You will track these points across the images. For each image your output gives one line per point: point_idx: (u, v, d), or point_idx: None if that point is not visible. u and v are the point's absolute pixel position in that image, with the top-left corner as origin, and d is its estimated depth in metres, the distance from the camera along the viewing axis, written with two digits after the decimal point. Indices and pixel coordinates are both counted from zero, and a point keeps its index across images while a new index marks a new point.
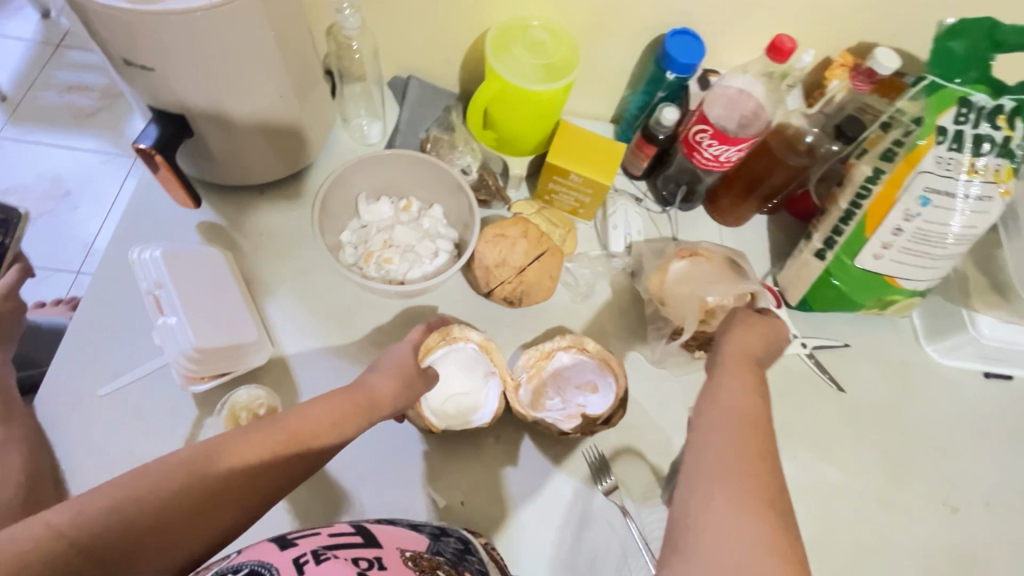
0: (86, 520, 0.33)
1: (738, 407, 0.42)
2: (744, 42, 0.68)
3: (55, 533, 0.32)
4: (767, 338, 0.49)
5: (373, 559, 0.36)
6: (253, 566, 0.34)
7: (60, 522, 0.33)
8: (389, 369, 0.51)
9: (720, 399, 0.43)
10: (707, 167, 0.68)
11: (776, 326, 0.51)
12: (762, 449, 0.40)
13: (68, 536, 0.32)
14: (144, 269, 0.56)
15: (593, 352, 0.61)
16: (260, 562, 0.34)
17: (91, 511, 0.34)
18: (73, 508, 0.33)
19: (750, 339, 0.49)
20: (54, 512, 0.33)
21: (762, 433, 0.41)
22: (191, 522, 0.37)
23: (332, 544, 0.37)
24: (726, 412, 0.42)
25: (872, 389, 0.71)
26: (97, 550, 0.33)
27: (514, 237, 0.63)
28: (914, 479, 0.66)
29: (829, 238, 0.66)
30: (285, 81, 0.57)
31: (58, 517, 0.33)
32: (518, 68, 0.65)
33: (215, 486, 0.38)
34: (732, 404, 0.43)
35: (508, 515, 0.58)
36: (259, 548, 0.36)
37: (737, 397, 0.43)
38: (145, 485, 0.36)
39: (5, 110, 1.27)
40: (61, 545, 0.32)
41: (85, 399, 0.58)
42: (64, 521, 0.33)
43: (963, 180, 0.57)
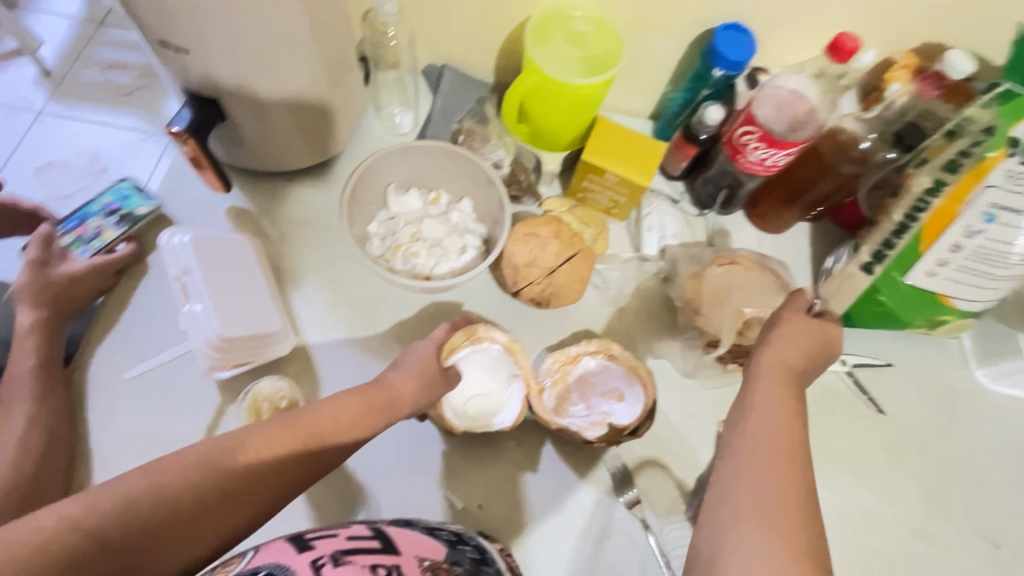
0: (101, 511, 0.32)
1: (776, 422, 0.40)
2: (798, 39, 0.64)
3: (71, 524, 0.31)
4: (809, 350, 0.47)
5: (391, 567, 0.35)
6: (270, 568, 0.33)
7: (75, 512, 0.32)
8: (409, 369, 0.50)
9: (752, 414, 0.41)
10: (751, 171, 0.64)
11: (827, 330, 0.49)
12: (798, 479, 0.37)
13: (84, 528, 0.31)
14: (172, 253, 0.55)
15: (622, 359, 0.59)
16: (278, 565, 0.33)
17: (107, 504, 0.33)
18: (87, 500, 0.33)
19: (787, 344, 0.46)
20: (68, 502, 0.32)
21: (797, 482, 0.37)
22: (206, 520, 0.37)
23: (351, 550, 0.36)
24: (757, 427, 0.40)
25: (915, 412, 0.67)
26: (112, 543, 0.32)
27: (545, 237, 0.61)
28: (956, 510, 0.63)
29: (879, 251, 0.62)
30: (318, 66, 0.56)
31: (72, 507, 0.32)
32: (559, 60, 0.63)
33: (232, 482, 0.38)
34: (770, 423, 0.40)
35: (526, 521, 0.56)
36: (273, 550, 0.35)
37: (777, 414, 0.40)
38: (163, 478, 0.35)
39: (49, 86, 1.29)
40: (76, 536, 0.31)
41: (112, 380, 0.58)
42: (79, 511, 0.32)
43: None
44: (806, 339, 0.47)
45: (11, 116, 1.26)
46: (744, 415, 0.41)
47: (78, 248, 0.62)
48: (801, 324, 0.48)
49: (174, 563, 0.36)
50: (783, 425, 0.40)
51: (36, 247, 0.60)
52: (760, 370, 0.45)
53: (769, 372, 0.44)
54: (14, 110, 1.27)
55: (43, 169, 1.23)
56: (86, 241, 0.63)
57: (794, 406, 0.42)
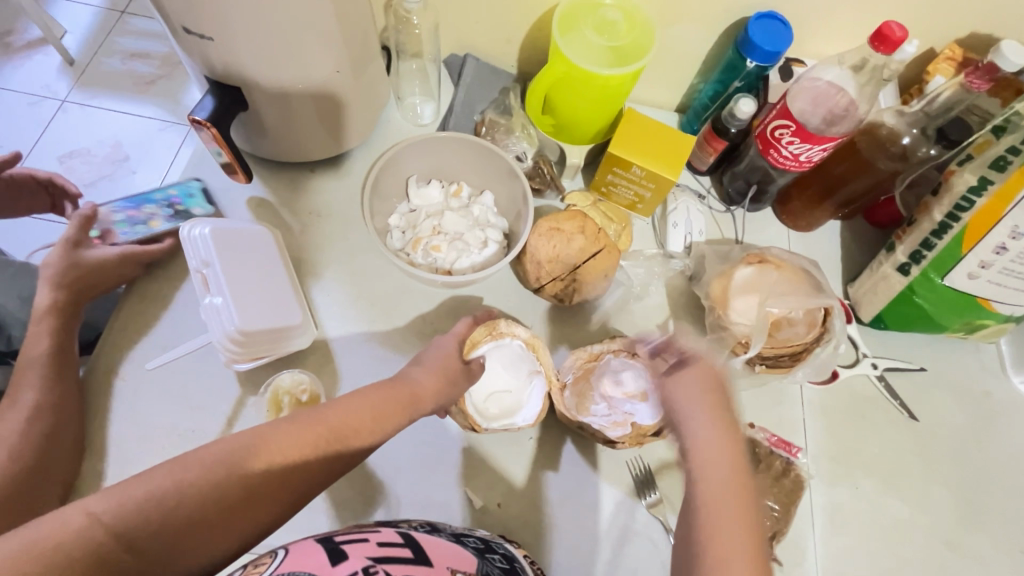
0: (124, 510, 0.33)
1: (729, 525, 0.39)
2: (837, 29, 0.62)
3: (95, 521, 0.32)
4: (710, 397, 0.45)
5: None
6: None
7: (99, 510, 0.32)
8: (433, 366, 0.51)
9: (697, 503, 0.41)
10: (783, 166, 0.62)
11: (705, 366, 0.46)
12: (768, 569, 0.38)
13: (107, 526, 0.32)
14: (193, 246, 0.54)
15: (644, 357, 0.56)
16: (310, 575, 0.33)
17: (131, 503, 0.33)
18: (111, 498, 0.33)
19: (691, 422, 0.44)
20: (92, 499, 0.32)
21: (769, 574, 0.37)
22: (230, 519, 0.37)
23: (382, 559, 0.37)
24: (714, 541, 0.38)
25: (949, 419, 0.65)
26: (135, 541, 0.33)
27: (571, 232, 0.59)
28: (991, 522, 0.61)
29: (917, 252, 0.60)
30: (342, 55, 0.55)
31: (96, 504, 0.32)
32: (586, 50, 0.61)
33: (255, 482, 0.38)
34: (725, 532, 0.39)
35: (546, 522, 0.55)
36: (305, 555, 0.36)
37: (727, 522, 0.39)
38: (186, 477, 0.36)
39: (72, 75, 1.30)
40: (100, 533, 0.32)
41: (133, 371, 0.58)
42: (103, 509, 0.32)
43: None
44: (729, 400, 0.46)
45: (36, 104, 1.27)
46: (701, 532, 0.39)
47: (122, 228, 0.63)
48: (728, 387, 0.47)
49: (198, 558, 0.36)
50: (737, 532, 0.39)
51: (74, 227, 0.60)
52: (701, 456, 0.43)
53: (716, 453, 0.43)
54: (39, 98, 1.28)
55: (67, 157, 1.24)
56: (130, 224, 0.63)
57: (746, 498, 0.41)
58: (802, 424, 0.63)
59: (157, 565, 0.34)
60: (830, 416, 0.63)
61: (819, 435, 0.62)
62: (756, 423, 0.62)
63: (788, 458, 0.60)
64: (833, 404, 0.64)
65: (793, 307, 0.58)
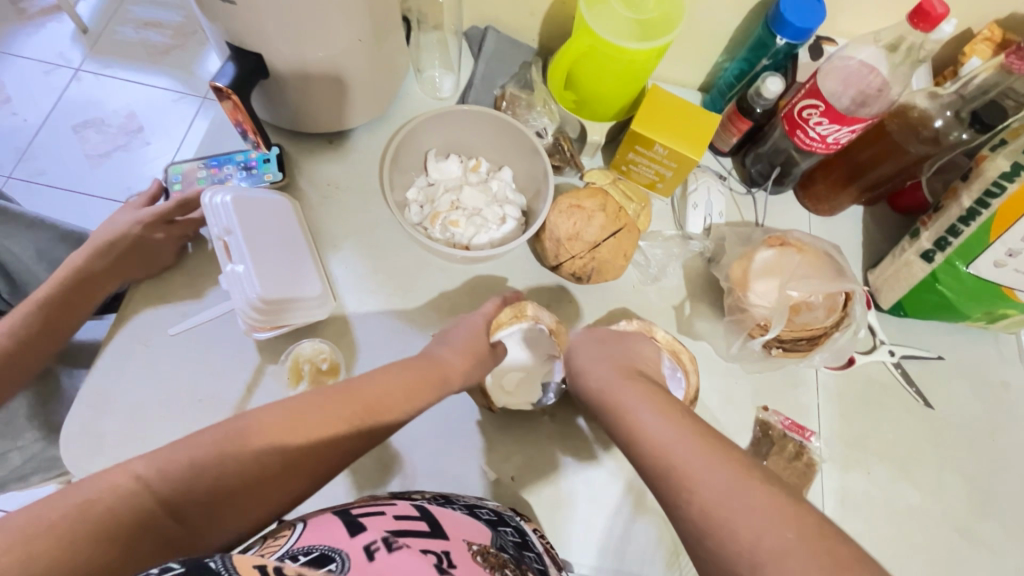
0: (169, 474, 0.35)
1: (652, 410, 0.42)
2: (873, 7, 0.60)
3: (141, 484, 0.34)
4: (606, 342, 0.53)
5: (443, 551, 0.36)
6: (323, 549, 0.33)
7: (145, 473, 0.34)
8: (459, 347, 0.52)
9: (618, 398, 0.45)
10: (810, 148, 0.61)
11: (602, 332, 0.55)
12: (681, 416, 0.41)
13: (152, 490, 0.34)
14: (215, 213, 0.53)
15: (662, 342, 0.58)
16: (330, 547, 0.33)
17: (176, 468, 0.35)
18: (157, 462, 0.35)
19: (589, 357, 0.51)
20: (137, 462, 0.34)
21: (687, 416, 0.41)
22: (268, 487, 0.39)
23: (400, 532, 0.37)
24: (639, 415, 0.42)
25: (965, 408, 0.64)
26: (176, 506, 0.35)
27: (591, 210, 0.59)
28: (1002, 511, 0.61)
29: (942, 238, 0.59)
30: (364, 23, 0.53)
31: (142, 468, 0.34)
32: (611, 23, 0.60)
33: (291, 455, 0.40)
34: (632, 407, 0.43)
35: (560, 496, 0.56)
36: (324, 530, 0.36)
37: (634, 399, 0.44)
38: (229, 448, 0.37)
39: (86, 43, 1.29)
40: (147, 497, 0.34)
41: (154, 337, 0.58)
42: (149, 473, 0.34)
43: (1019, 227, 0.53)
44: (615, 343, 0.53)
45: (50, 73, 1.27)
46: (631, 433, 0.41)
47: (201, 185, 0.63)
48: (601, 331, 0.55)
49: (231, 532, 0.38)
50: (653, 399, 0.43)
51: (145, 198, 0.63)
52: (602, 374, 0.48)
53: (609, 368, 0.49)
54: (53, 67, 1.27)
55: (81, 127, 1.24)
56: (210, 182, 0.63)
57: (655, 391, 0.44)
58: (817, 409, 0.62)
59: (198, 530, 0.36)
60: (845, 402, 0.63)
61: (832, 420, 0.62)
62: (770, 406, 0.62)
63: (800, 442, 0.60)
64: (849, 389, 0.64)
65: (815, 291, 0.57)
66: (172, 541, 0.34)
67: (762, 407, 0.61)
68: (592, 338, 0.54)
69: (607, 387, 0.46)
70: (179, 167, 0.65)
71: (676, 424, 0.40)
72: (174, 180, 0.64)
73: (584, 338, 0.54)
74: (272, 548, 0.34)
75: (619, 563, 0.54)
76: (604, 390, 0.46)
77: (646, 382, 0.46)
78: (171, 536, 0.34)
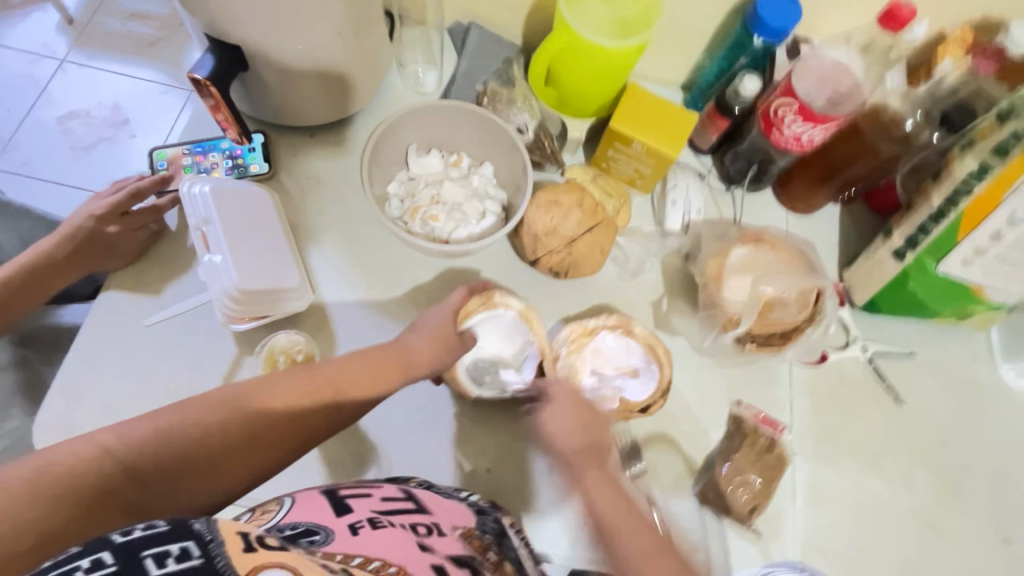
0: (130, 442, 0.35)
1: (604, 490, 0.47)
2: (849, 8, 0.60)
3: (104, 451, 0.34)
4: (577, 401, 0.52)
5: (430, 526, 0.39)
6: (310, 525, 0.34)
7: (106, 441, 0.34)
8: (426, 332, 0.52)
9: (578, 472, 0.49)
10: (785, 146, 0.61)
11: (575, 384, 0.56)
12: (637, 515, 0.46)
13: (115, 456, 0.34)
14: (192, 203, 0.54)
15: (639, 335, 0.59)
16: (317, 524, 0.34)
17: (137, 437, 0.36)
18: (118, 430, 0.35)
19: (558, 414, 0.51)
20: (101, 432, 0.35)
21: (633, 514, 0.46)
22: (234, 461, 0.40)
23: (387, 512, 0.38)
24: (594, 495, 0.47)
25: (935, 404, 0.66)
26: (139, 474, 0.35)
27: (568, 205, 0.59)
28: (968, 503, 0.62)
29: (914, 236, 0.60)
30: (343, 17, 0.53)
31: (105, 437, 0.35)
32: (591, 20, 0.60)
33: (256, 430, 0.40)
34: (593, 489, 0.47)
35: (534, 487, 0.57)
36: (312, 507, 0.37)
37: (597, 484, 0.48)
38: (190, 417, 0.38)
39: (71, 33, 1.28)
40: (108, 463, 0.34)
41: (131, 326, 0.58)
42: (110, 440, 0.35)
43: (992, 225, 0.54)
44: (588, 410, 0.52)
45: (35, 63, 1.26)
46: (590, 512, 0.47)
47: (186, 173, 0.63)
48: (578, 389, 0.53)
49: (194, 506, 0.39)
50: (610, 487, 0.48)
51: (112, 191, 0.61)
52: (563, 443, 0.50)
53: (570, 432, 0.50)
54: (38, 57, 1.26)
55: (65, 118, 1.23)
56: (196, 170, 0.63)
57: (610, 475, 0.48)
58: (790, 403, 0.63)
59: (162, 501, 0.37)
60: (816, 395, 0.64)
61: (805, 414, 0.63)
62: (744, 401, 0.63)
63: (773, 436, 0.59)
64: (822, 384, 0.65)
65: (788, 288, 0.58)
66: (133, 507, 0.34)
67: (736, 401, 0.62)
68: (564, 392, 0.52)
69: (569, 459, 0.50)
70: (163, 152, 0.64)
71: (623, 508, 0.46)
72: (160, 165, 0.64)
73: (563, 386, 0.53)
74: (261, 519, 0.35)
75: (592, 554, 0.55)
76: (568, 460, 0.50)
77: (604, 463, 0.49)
78: (134, 503, 0.35)
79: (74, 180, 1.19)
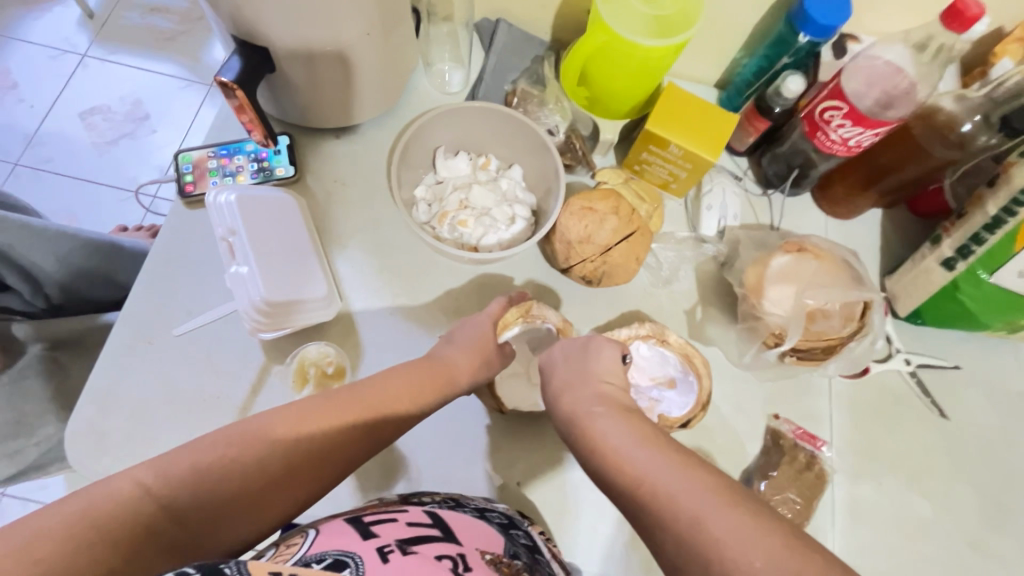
0: (171, 479, 0.35)
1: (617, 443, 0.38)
2: (900, 4, 0.57)
3: (143, 489, 0.33)
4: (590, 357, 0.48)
5: (456, 558, 0.36)
6: (335, 556, 0.33)
7: (147, 479, 0.34)
8: (464, 344, 0.53)
9: (593, 421, 0.41)
10: (829, 150, 0.59)
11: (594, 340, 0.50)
12: (660, 438, 0.38)
13: (154, 495, 0.34)
14: (219, 213, 0.55)
15: (674, 345, 0.57)
16: (343, 553, 0.33)
17: (176, 473, 0.35)
18: (159, 467, 0.35)
19: (571, 373, 0.47)
20: (140, 468, 0.34)
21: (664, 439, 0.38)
22: (272, 494, 0.39)
23: (412, 538, 0.37)
24: (615, 437, 0.39)
25: (982, 419, 0.63)
26: (181, 513, 0.35)
27: (603, 212, 0.57)
28: (1015, 525, 0.60)
29: (965, 246, 0.57)
30: (373, 16, 0.52)
31: (145, 474, 0.34)
32: (627, 17, 0.58)
33: (295, 462, 0.39)
34: (605, 432, 0.40)
35: (566, 502, 0.56)
36: (337, 536, 0.36)
37: (615, 424, 0.40)
38: (230, 453, 0.37)
39: (92, 28, 1.28)
40: (148, 503, 0.33)
41: (160, 335, 0.58)
42: (151, 478, 0.34)
43: None
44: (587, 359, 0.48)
45: (57, 59, 1.26)
46: (603, 454, 0.38)
47: (213, 177, 0.62)
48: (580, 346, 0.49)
49: (234, 542, 0.38)
50: (636, 424, 0.40)
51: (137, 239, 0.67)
52: (581, 398, 0.44)
53: (587, 390, 0.45)
54: (60, 52, 1.26)
55: (88, 114, 1.23)
56: (221, 174, 0.62)
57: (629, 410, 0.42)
58: (829, 417, 0.61)
59: (203, 539, 0.36)
60: (857, 410, 0.62)
61: (844, 429, 0.61)
62: (781, 415, 0.61)
63: (811, 451, 0.58)
64: (863, 395, 0.62)
65: (831, 300, 0.56)
66: (175, 547, 0.34)
67: (773, 415, 0.60)
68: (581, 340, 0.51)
69: (582, 409, 0.43)
70: (188, 155, 0.62)
71: (638, 431, 0.39)
72: (184, 170, 0.62)
73: (557, 348, 0.50)
74: (284, 556, 0.34)
75: (625, 572, 0.54)
76: (580, 412, 0.43)
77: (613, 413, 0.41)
78: (176, 543, 0.34)
79: (97, 178, 1.20)
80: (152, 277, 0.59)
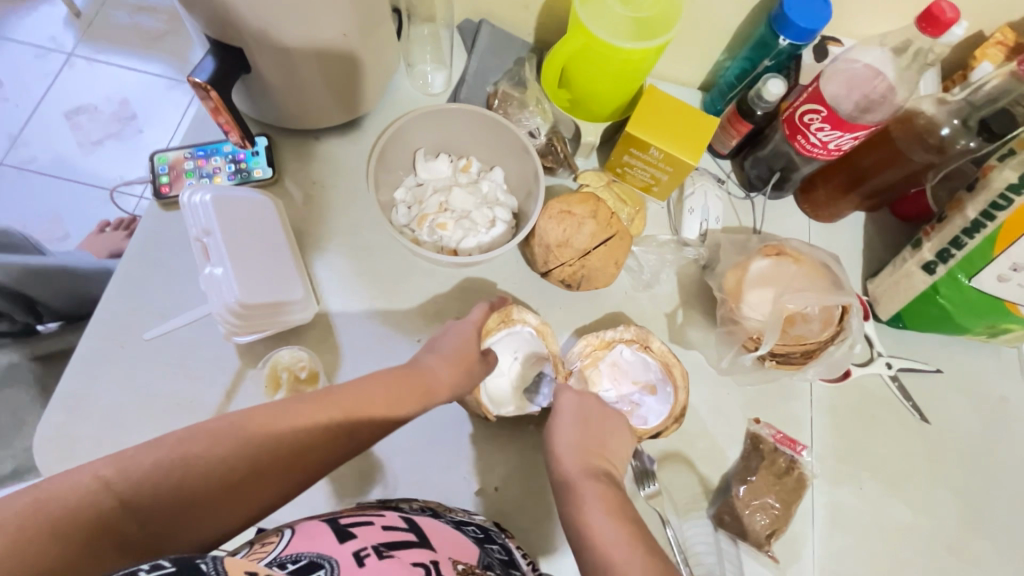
0: (132, 474, 0.34)
1: (600, 503, 0.41)
2: (881, 8, 0.57)
3: (102, 484, 0.33)
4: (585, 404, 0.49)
5: (429, 565, 0.36)
6: (312, 558, 0.32)
7: (108, 473, 0.33)
8: (448, 354, 0.51)
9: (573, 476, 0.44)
10: (810, 153, 0.59)
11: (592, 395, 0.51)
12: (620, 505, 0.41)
13: (114, 491, 0.33)
14: (194, 214, 0.53)
15: (656, 352, 0.56)
16: (320, 555, 0.32)
17: (138, 468, 0.34)
18: (121, 461, 0.34)
19: (566, 422, 0.49)
20: (102, 462, 0.33)
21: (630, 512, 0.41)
22: (236, 496, 0.38)
23: (389, 543, 0.36)
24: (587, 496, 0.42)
25: (963, 423, 0.63)
26: (140, 510, 0.34)
27: (581, 216, 0.57)
28: (995, 529, 0.60)
29: (944, 250, 0.57)
30: (351, 16, 0.51)
31: (105, 468, 0.33)
32: (607, 19, 0.58)
33: (261, 464, 0.39)
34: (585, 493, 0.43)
35: (544, 507, 0.55)
36: (313, 536, 0.35)
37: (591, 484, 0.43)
38: (195, 450, 0.36)
39: (78, 27, 1.26)
40: (107, 498, 0.33)
41: (131, 337, 0.57)
42: (111, 473, 0.33)
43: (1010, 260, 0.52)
44: (594, 414, 0.49)
45: (42, 57, 1.25)
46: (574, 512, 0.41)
47: (188, 178, 0.61)
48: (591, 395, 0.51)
49: (195, 543, 0.37)
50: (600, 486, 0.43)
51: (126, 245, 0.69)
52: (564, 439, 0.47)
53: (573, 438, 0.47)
54: (45, 51, 1.25)
55: (73, 114, 1.22)
56: (198, 175, 0.62)
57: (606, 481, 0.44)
58: (809, 421, 0.61)
59: (162, 537, 0.35)
60: (839, 414, 0.62)
61: (824, 433, 0.61)
62: (762, 419, 0.60)
63: (792, 456, 0.58)
64: (843, 399, 0.62)
65: (810, 303, 0.55)
66: (131, 546, 0.34)
67: (754, 419, 0.60)
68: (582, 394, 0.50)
69: (568, 468, 0.45)
70: (164, 156, 0.62)
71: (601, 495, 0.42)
72: (160, 170, 0.62)
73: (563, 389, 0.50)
74: (260, 553, 0.33)
75: None
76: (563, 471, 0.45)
77: (607, 480, 0.44)
78: (132, 539, 0.34)
79: (80, 178, 1.18)
80: (125, 278, 0.59)
